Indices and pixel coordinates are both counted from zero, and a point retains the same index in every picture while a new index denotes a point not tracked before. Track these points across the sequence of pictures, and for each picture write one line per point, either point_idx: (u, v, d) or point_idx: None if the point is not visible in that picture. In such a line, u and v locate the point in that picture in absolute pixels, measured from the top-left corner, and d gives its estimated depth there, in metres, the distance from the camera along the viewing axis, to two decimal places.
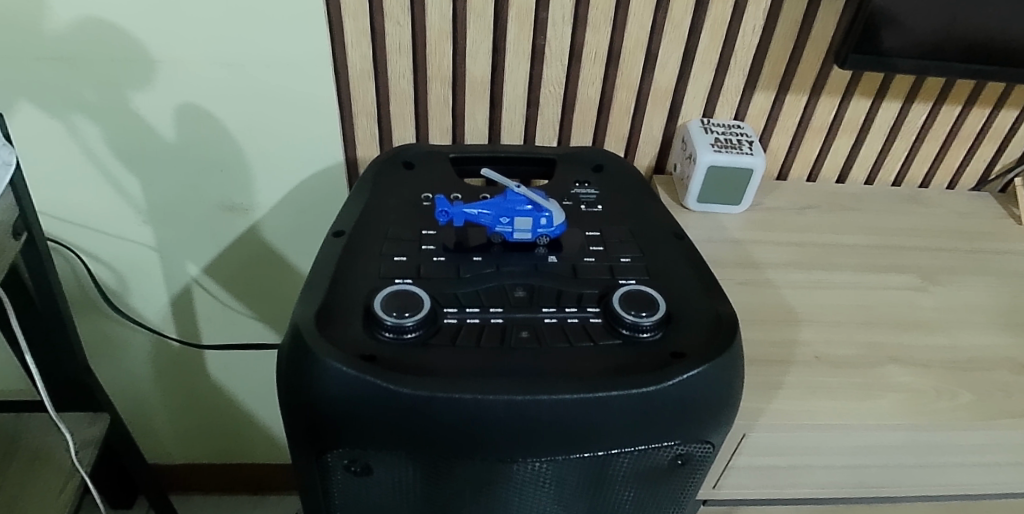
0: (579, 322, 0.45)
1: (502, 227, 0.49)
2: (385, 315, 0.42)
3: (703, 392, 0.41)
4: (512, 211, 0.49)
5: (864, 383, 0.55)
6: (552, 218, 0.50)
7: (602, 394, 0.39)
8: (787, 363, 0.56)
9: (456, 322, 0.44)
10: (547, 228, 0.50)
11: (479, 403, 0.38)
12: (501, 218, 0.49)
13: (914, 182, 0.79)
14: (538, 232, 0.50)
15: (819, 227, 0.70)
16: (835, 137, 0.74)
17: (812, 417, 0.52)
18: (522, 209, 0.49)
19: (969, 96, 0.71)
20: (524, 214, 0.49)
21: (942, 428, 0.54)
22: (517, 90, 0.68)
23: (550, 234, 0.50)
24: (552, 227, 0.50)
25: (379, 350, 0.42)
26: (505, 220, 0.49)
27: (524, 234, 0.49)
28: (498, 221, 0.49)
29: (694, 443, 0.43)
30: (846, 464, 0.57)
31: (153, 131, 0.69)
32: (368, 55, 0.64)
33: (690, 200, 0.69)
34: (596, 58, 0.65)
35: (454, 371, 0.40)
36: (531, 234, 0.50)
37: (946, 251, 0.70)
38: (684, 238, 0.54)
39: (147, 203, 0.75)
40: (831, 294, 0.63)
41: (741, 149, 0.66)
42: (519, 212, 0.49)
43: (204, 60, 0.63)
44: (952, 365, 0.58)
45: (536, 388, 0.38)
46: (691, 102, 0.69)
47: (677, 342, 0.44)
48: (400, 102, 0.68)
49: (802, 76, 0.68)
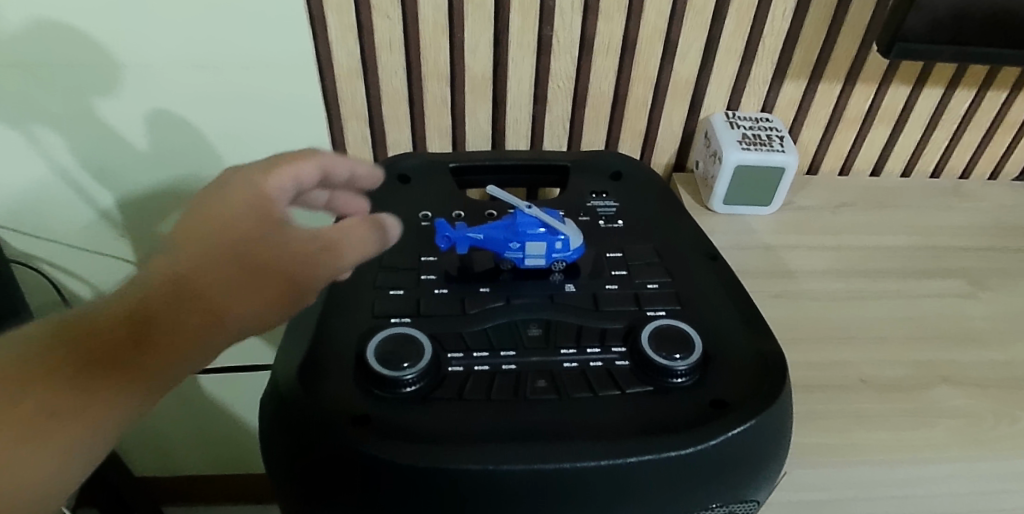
0: (603, 366, 0.39)
1: (512, 254, 0.43)
2: (380, 367, 0.37)
3: (746, 451, 0.36)
4: (522, 234, 0.43)
5: (915, 408, 0.49)
6: (568, 241, 0.44)
7: (631, 459, 0.33)
8: (830, 388, 0.50)
9: (462, 370, 0.39)
10: (563, 253, 0.44)
11: (490, 476, 0.33)
12: (510, 243, 0.43)
13: (954, 172, 0.73)
14: (553, 258, 0.44)
15: (855, 228, 0.64)
16: (871, 128, 0.67)
17: (861, 451, 0.46)
18: (534, 233, 0.43)
19: (1017, 81, 0.65)
20: (536, 238, 0.43)
21: (1004, 461, 0.48)
22: (522, 87, 0.61)
23: (567, 258, 0.44)
24: (569, 251, 0.44)
25: (373, 408, 0.36)
26: (515, 246, 0.43)
27: (537, 259, 0.43)
28: (506, 246, 0.43)
29: (737, 503, 0.37)
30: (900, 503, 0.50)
31: (122, 140, 0.62)
32: (355, 53, 0.57)
33: (715, 202, 0.62)
34: (608, 49, 0.59)
35: (460, 434, 0.35)
36: (545, 260, 0.44)
37: (994, 250, 0.63)
38: (718, 258, 0.47)
39: (122, 216, 0.69)
40: (873, 305, 0.57)
41: (772, 146, 0.60)
42: (530, 236, 0.43)
43: (176, 63, 0.57)
44: (1013, 384, 0.52)
45: (555, 457, 0.33)
46: (714, 93, 0.63)
47: (715, 388, 0.38)
48: (393, 103, 0.61)
49: (836, 64, 0.61)
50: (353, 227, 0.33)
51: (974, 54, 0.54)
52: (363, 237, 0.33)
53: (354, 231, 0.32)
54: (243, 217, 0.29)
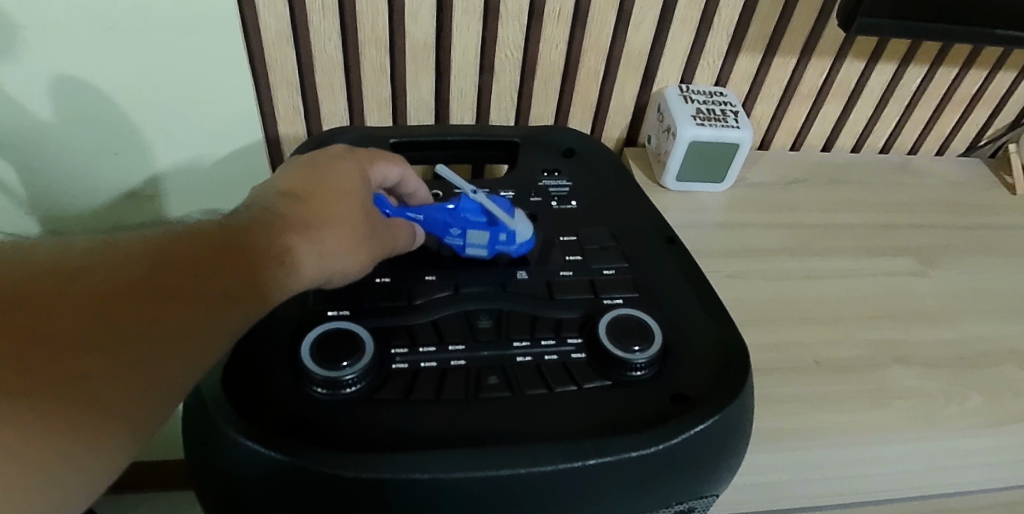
0: (558, 359, 0.37)
1: (452, 240, 0.41)
2: (316, 367, 0.34)
3: (707, 448, 0.34)
4: (467, 221, 0.40)
5: (869, 390, 0.50)
6: (513, 234, 0.41)
7: (591, 461, 0.32)
8: (788, 372, 0.50)
9: (407, 367, 0.36)
10: (508, 246, 0.41)
11: (438, 484, 0.30)
12: (450, 228, 0.40)
13: (904, 148, 0.73)
14: (496, 249, 0.41)
15: (808, 205, 0.64)
16: (824, 104, 0.66)
17: (815, 435, 0.47)
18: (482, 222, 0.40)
19: (966, 58, 0.65)
20: (478, 227, 0.40)
21: (952, 439, 0.49)
22: (468, 55, 0.57)
23: (512, 253, 0.41)
24: (513, 245, 0.41)
25: (309, 413, 0.33)
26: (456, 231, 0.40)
27: (478, 249, 0.41)
28: (447, 231, 0.40)
29: (695, 500, 0.36)
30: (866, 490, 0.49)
31: (19, 108, 0.53)
32: (284, 15, 0.52)
33: (668, 178, 0.60)
34: (560, 17, 0.55)
35: (406, 441, 0.32)
36: (488, 251, 0.41)
37: (941, 227, 0.64)
38: (677, 241, 0.46)
39: (26, 193, 0.60)
40: (828, 284, 0.57)
41: (727, 121, 0.58)
42: (474, 224, 0.40)
43: (83, 27, 0.49)
44: (958, 361, 0.53)
45: (510, 460, 0.31)
46: (668, 65, 0.60)
47: (675, 380, 0.37)
48: (328, 71, 0.56)
49: (792, 37, 0.60)
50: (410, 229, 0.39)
51: (918, 30, 0.53)
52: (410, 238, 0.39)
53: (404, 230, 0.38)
54: (336, 190, 0.35)
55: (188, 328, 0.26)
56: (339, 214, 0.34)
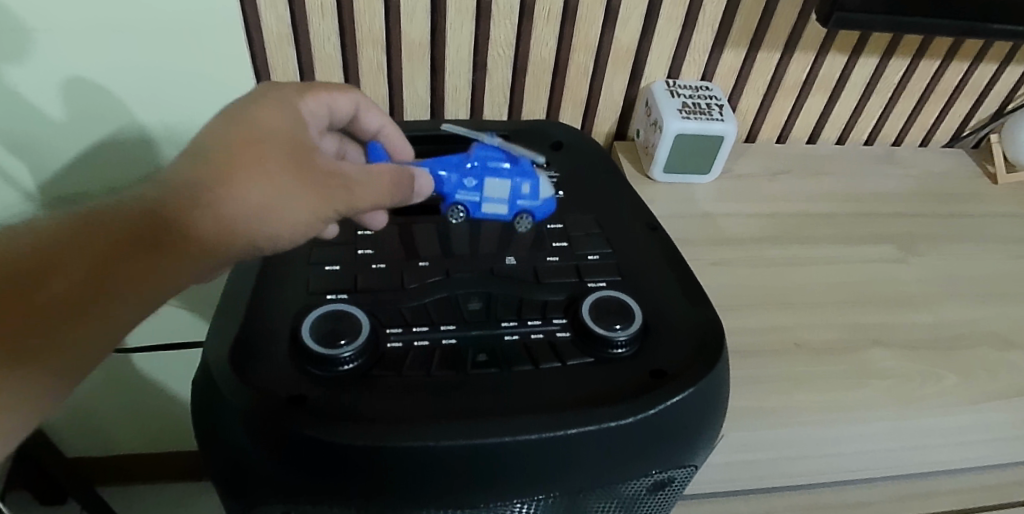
0: (544, 338, 0.39)
1: (469, 197, 0.43)
2: (315, 345, 0.36)
3: (685, 417, 0.36)
4: (484, 170, 0.43)
5: (847, 371, 0.52)
6: (535, 188, 0.44)
7: (572, 431, 0.34)
8: (766, 353, 0.52)
9: (401, 346, 0.38)
10: (527, 200, 0.44)
11: (430, 451, 0.32)
12: (472, 180, 0.42)
13: (889, 139, 0.75)
14: (518, 204, 0.44)
15: (792, 196, 0.66)
16: (808, 97, 0.68)
17: (793, 413, 0.49)
18: (498, 167, 0.42)
19: (948, 50, 0.67)
20: (500, 178, 0.43)
21: (927, 415, 0.51)
22: (461, 53, 0.59)
23: (532, 209, 0.44)
24: (535, 200, 0.44)
25: (310, 388, 0.35)
26: (473, 183, 0.42)
27: (501, 203, 0.43)
28: (467, 184, 0.43)
29: (675, 469, 0.38)
30: (846, 459, 0.53)
31: (35, 111, 0.55)
32: (285, 17, 0.54)
33: (656, 170, 0.63)
34: (549, 16, 0.57)
35: (399, 412, 0.34)
36: (509, 206, 0.44)
37: (923, 216, 0.66)
38: (659, 228, 0.48)
39: (40, 194, 0.62)
40: (809, 271, 0.59)
41: (711, 114, 0.60)
42: (494, 173, 0.43)
43: (94, 33, 0.51)
44: (935, 344, 0.55)
45: (497, 429, 0.33)
46: (655, 61, 0.62)
47: (654, 357, 0.39)
48: (326, 69, 0.58)
49: (775, 32, 0.62)
50: (373, 176, 0.36)
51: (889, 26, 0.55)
52: (376, 187, 0.36)
53: (361, 180, 0.35)
54: (257, 140, 0.34)
55: (127, 302, 0.30)
56: (258, 166, 0.33)
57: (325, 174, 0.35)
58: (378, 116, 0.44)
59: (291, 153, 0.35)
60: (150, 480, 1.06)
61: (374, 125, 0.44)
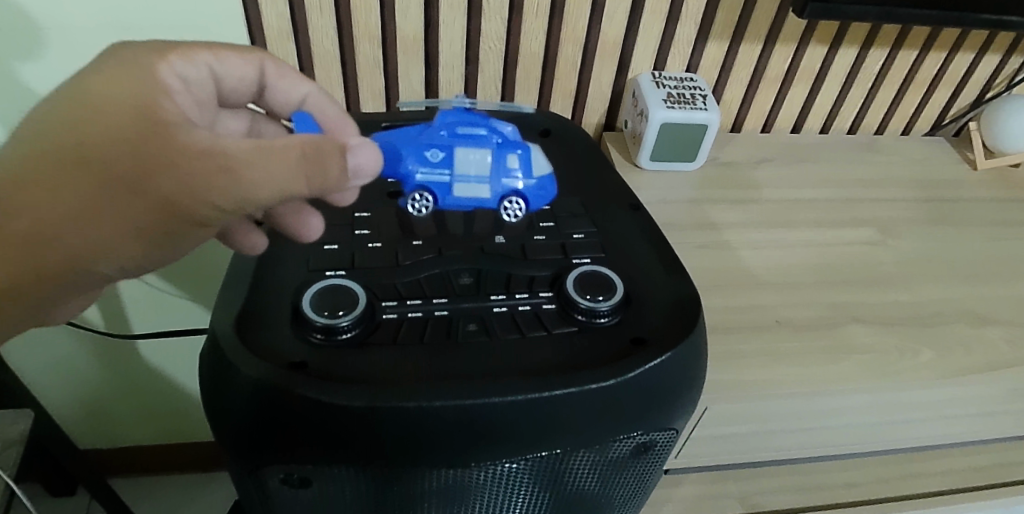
0: (531, 310, 0.41)
1: (438, 176, 0.40)
2: (315, 315, 0.38)
3: (663, 381, 0.39)
4: (450, 141, 0.40)
5: (827, 345, 0.54)
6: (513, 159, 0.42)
7: (556, 392, 0.36)
8: (748, 329, 0.54)
9: (397, 317, 0.40)
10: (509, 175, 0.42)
11: (424, 411, 0.34)
12: (440, 152, 0.40)
13: (870, 129, 0.77)
14: (497, 181, 0.41)
15: (775, 182, 0.68)
16: (790, 88, 0.71)
17: (775, 385, 0.51)
18: (466, 135, 0.40)
19: (926, 40, 0.69)
20: (473, 148, 0.40)
21: (905, 387, 0.53)
22: (454, 48, 0.61)
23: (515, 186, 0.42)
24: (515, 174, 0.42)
25: (310, 355, 0.38)
26: (440, 158, 0.40)
27: (477, 180, 0.41)
28: (436, 157, 0.40)
29: (656, 432, 0.40)
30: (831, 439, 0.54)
31: None
32: (285, 14, 0.56)
33: (643, 158, 0.65)
34: (538, 10, 0.60)
35: (396, 377, 0.36)
36: (488, 185, 0.41)
37: (903, 200, 0.69)
38: (641, 209, 0.50)
39: None
40: (791, 252, 0.61)
41: (695, 104, 0.62)
42: (463, 142, 0.40)
43: (105, 29, 0.54)
44: (912, 320, 0.57)
45: (486, 390, 0.35)
46: (641, 53, 0.65)
47: (636, 326, 0.41)
48: (326, 65, 0.60)
49: (756, 24, 0.64)
50: (268, 150, 0.29)
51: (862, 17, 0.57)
52: (268, 164, 0.28)
53: (245, 159, 0.28)
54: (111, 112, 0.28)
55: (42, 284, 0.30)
56: (99, 160, 0.28)
57: (198, 154, 0.28)
58: (298, 84, 0.41)
59: (143, 135, 0.28)
60: (171, 471, 1.09)
61: (293, 94, 0.41)
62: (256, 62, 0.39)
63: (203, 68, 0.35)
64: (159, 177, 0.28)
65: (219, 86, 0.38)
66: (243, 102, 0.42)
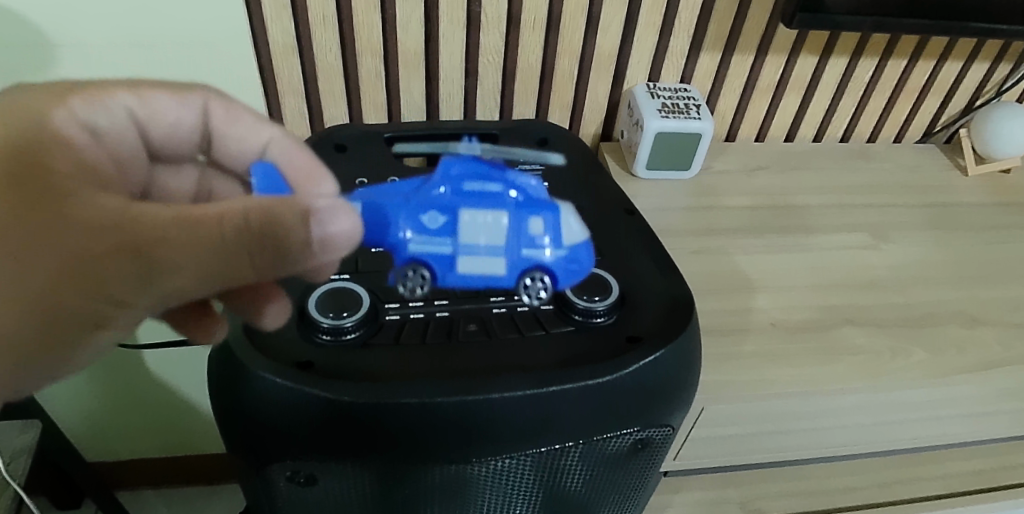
0: (530, 310, 0.42)
1: (437, 248, 0.31)
2: (321, 316, 0.40)
3: (658, 377, 0.40)
4: (453, 202, 0.30)
5: (822, 346, 0.55)
6: (535, 226, 0.31)
7: (554, 387, 0.37)
8: (743, 331, 0.55)
9: (399, 318, 0.41)
10: (529, 246, 0.32)
11: (425, 407, 0.35)
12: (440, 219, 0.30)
13: (863, 136, 0.79)
14: (514, 254, 0.31)
15: (770, 189, 0.69)
16: (783, 97, 0.72)
17: (771, 385, 0.52)
18: (475, 195, 0.30)
19: (914, 49, 0.71)
20: (485, 214, 0.30)
21: (899, 387, 0.54)
22: (453, 61, 0.63)
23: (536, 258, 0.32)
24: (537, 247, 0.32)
25: (316, 355, 0.39)
26: (440, 225, 0.30)
27: (486, 256, 0.31)
28: (435, 225, 0.30)
29: (652, 428, 0.41)
30: None
31: None
32: (290, 29, 0.58)
33: (639, 167, 0.67)
34: (535, 24, 0.62)
35: (400, 375, 0.37)
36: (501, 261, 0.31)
37: (897, 206, 0.70)
38: (636, 213, 0.52)
39: None
40: (786, 257, 0.62)
41: (689, 113, 0.64)
42: (472, 205, 0.30)
43: (116, 47, 0.56)
44: (905, 321, 0.58)
45: (485, 386, 0.36)
46: (635, 65, 0.67)
47: (632, 325, 0.43)
48: (330, 78, 0.62)
49: (747, 35, 0.66)
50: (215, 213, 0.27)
51: (850, 26, 0.59)
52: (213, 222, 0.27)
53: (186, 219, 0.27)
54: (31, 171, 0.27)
55: None
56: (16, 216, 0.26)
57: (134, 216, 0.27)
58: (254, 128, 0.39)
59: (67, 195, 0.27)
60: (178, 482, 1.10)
61: (249, 139, 0.39)
62: (198, 105, 0.38)
63: (123, 110, 0.35)
64: (78, 246, 0.26)
65: (149, 133, 0.37)
66: (195, 149, 0.40)
